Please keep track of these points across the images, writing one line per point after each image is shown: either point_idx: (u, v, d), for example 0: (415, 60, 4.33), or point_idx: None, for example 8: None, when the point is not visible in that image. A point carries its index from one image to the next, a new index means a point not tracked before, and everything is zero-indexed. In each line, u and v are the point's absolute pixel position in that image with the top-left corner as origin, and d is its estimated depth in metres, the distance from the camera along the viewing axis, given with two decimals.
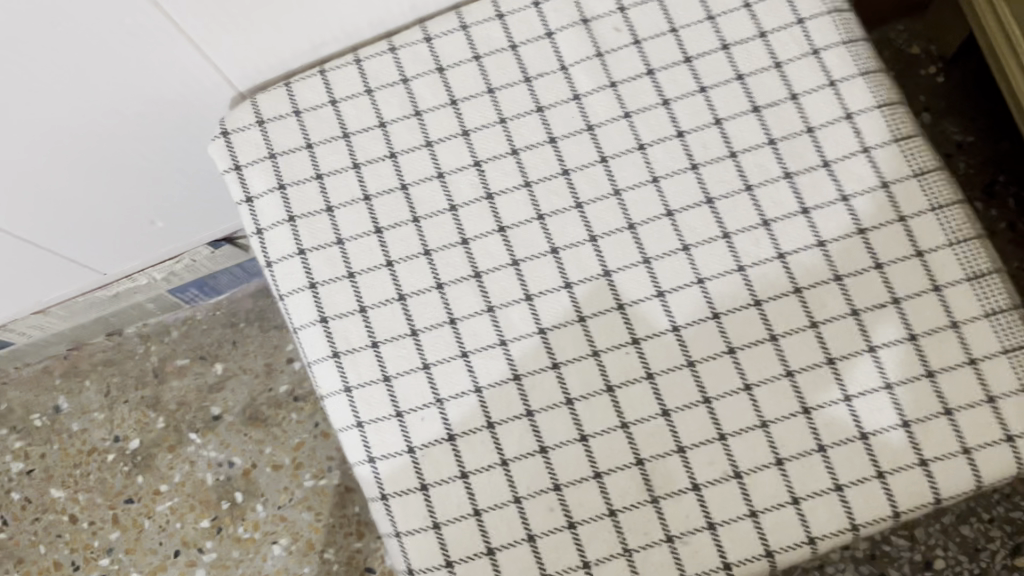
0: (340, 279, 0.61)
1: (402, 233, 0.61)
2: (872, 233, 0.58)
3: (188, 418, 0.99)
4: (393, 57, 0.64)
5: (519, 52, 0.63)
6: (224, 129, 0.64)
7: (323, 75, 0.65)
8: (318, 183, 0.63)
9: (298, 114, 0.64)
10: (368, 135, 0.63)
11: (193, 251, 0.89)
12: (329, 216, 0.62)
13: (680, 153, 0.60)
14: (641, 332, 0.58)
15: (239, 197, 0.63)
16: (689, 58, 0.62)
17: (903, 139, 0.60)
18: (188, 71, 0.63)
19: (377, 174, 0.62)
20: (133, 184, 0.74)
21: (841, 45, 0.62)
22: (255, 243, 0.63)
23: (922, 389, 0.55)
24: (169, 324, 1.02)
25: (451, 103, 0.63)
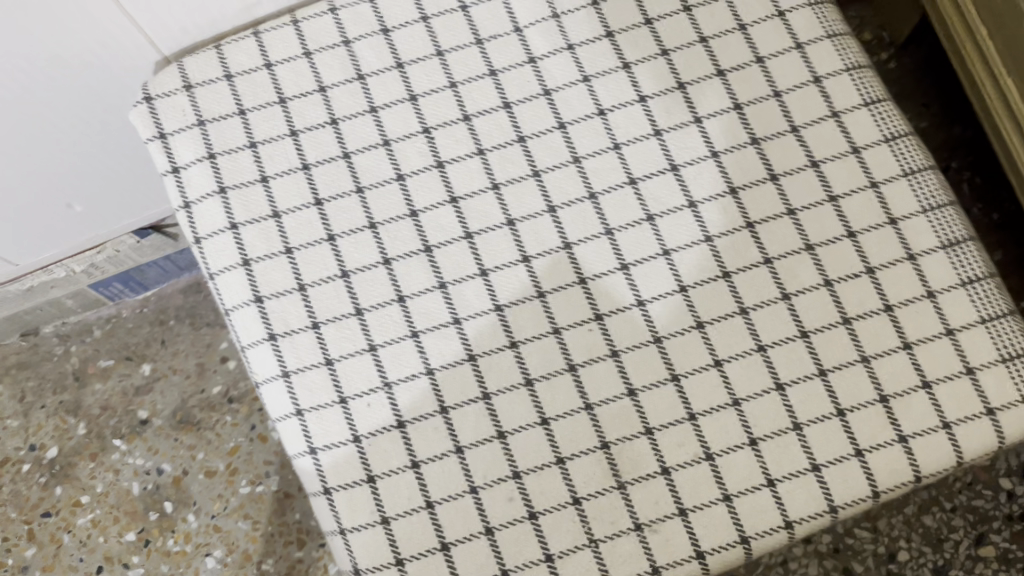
0: (276, 255, 0.56)
1: (344, 205, 0.56)
2: (843, 201, 0.55)
3: (111, 423, 0.92)
4: (334, 18, 0.60)
5: (469, 13, 0.59)
6: (147, 94, 0.59)
7: (257, 37, 0.60)
8: (252, 152, 0.57)
9: (229, 78, 0.59)
10: (307, 101, 0.58)
11: (116, 241, 0.83)
12: (263, 188, 0.57)
13: (642, 119, 0.57)
14: (604, 307, 0.54)
15: (163, 167, 0.58)
16: (650, 20, 0.59)
17: (872, 104, 0.57)
18: (107, 30, 0.58)
19: (317, 142, 0.57)
20: (47, 160, 0.68)
21: (806, 8, 0.59)
22: (182, 217, 0.57)
23: (899, 361, 0.53)
24: (91, 323, 0.95)
25: (397, 67, 0.59)
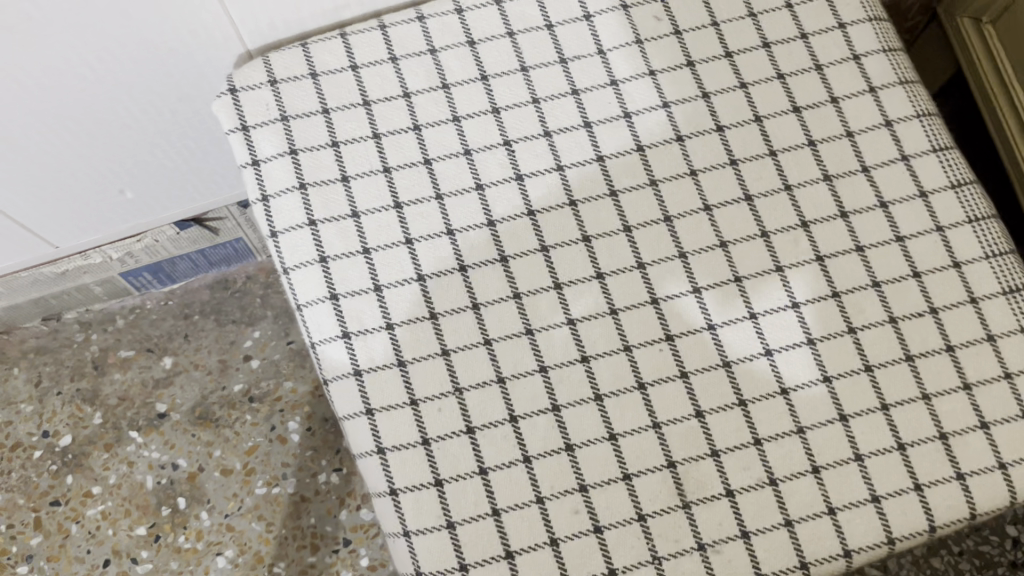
0: (353, 254, 0.56)
1: (424, 210, 0.57)
2: (910, 242, 0.57)
3: (128, 415, 0.91)
4: (421, 26, 0.61)
5: (555, 32, 0.61)
6: (231, 86, 0.59)
7: (344, 38, 0.60)
8: (334, 151, 0.58)
9: (314, 77, 0.59)
10: (391, 105, 0.59)
11: (157, 230, 0.82)
12: (344, 187, 0.57)
13: (719, 148, 0.59)
14: (675, 328, 0.55)
15: (244, 159, 0.58)
16: (729, 53, 0.60)
17: (940, 151, 0.60)
18: (199, 19, 0.58)
19: (398, 147, 0.58)
20: (110, 143, 0.68)
21: (881, 53, 0.62)
22: (259, 211, 0.58)
23: (959, 401, 0.54)
24: (114, 312, 0.93)
25: (482, 78, 0.60)
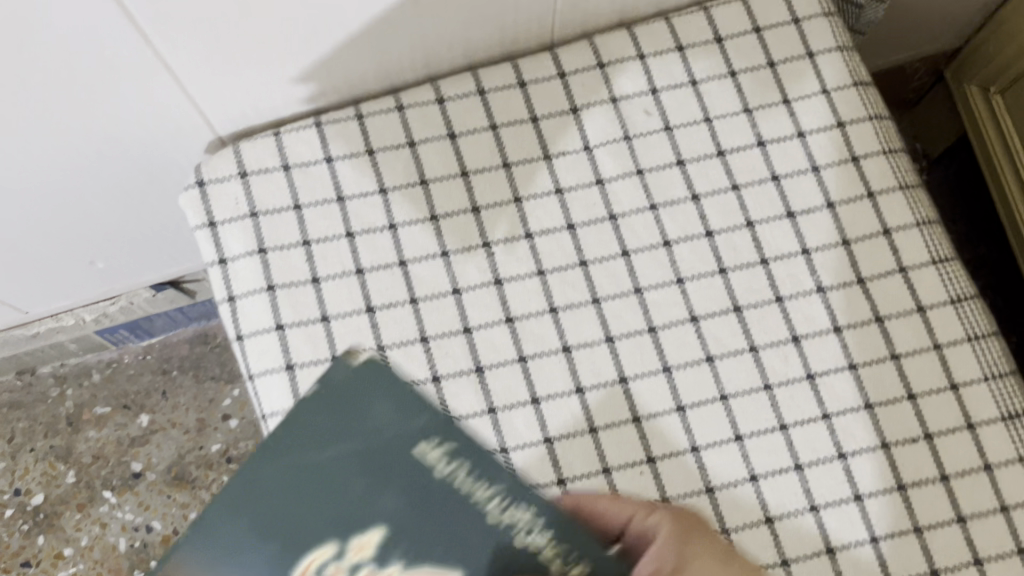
0: (321, 362, 0.54)
1: (397, 315, 0.55)
2: (905, 361, 0.54)
3: (103, 473, 0.88)
4: (401, 116, 0.58)
5: (539, 126, 0.58)
6: (199, 178, 0.56)
7: (319, 128, 0.58)
8: (304, 250, 0.55)
9: (286, 169, 0.57)
10: (366, 201, 0.56)
11: (132, 292, 0.80)
12: (314, 289, 0.55)
13: (708, 255, 0.56)
14: (657, 450, 0.53)
15: (211, 256, 0.56)
16: (722, 152, 0.57)
17: (940, 263, 0.56)
18: (165, 109, 0.55)
19: (373, 246, 0.56)
20: (80, 219, 0.66)
21: (882, 155, 0.58)
22: (225, 311, 0.55)
23: (952, 535, 0.51)
24: (90, 366, 0.91)
25: (462, 175, 0.57)
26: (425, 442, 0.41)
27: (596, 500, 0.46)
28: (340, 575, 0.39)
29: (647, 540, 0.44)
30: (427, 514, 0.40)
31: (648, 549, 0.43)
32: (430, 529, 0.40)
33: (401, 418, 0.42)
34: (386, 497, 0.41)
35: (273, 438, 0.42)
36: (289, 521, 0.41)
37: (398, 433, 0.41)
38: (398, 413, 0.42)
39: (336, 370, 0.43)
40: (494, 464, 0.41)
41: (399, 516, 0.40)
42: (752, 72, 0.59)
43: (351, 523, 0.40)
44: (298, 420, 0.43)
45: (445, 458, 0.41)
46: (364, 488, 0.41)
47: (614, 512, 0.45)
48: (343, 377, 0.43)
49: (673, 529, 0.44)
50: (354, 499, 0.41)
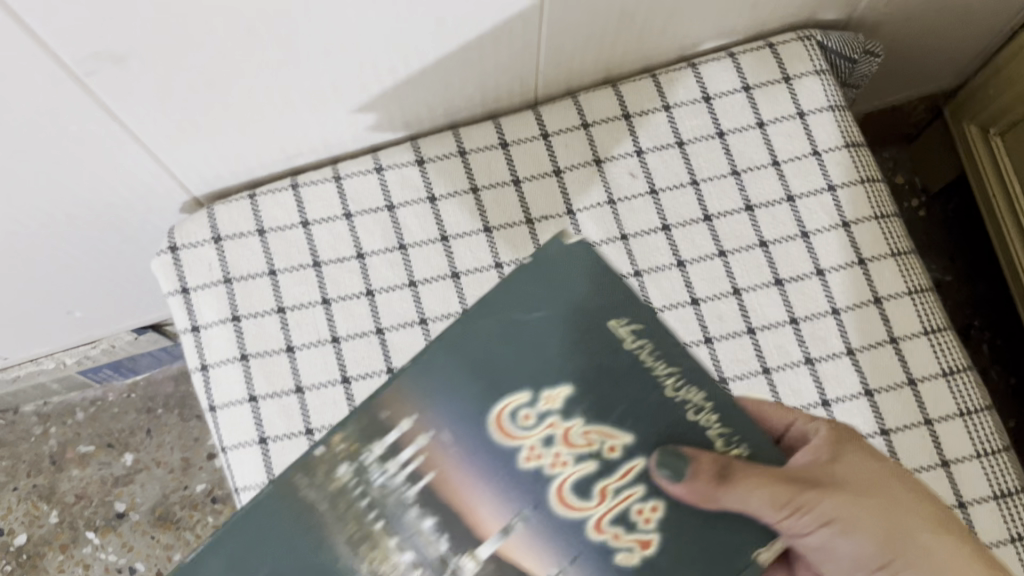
0: (295, 435, 0.53)
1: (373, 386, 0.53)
2: (896, 436, 0.52)
3: (86, 514, 0.87)
4: (379, 178, 0.56)
5: (522, 189, 0.56)
6: (172, 242, 0.55)
7: (295, 190, 0.56)
8: (279, 317, 0.54)
9: (261, 233, 0.55)
10: (343, 267, 0.55)
11: (114, 336, 0.79)
12: (288, 358, 0.54)
13: (694, 324, 0.54)
14: None
15: (184, 324, 0.54)
16: (709, 216, 0.56)
17: (933, 333, 0.54)
18: (136, 175, 0.53)
19: (349, 314, 0.54)
20: (55, 279, 0.63)
21: (874, 220, 0.56)
22: (198, 380, 0.54)
23: None
24: (75, 404, 0.90)
25: (442, 239, 0.55)
26: (615, 318, 0.36)
27: (761, 402, 0.47)
28: (534, 422, 0.35)
29: (802, 438, 0.45)
30: (625, 368, 0.36)
31: (809, 449, 0.43)
32: (637, 390, 0.36)
33: (593, 293, 0.36)
34: (587, 350, 0.36)
35: (486, 295, 0.36)
36: (492, 360, 0.35)
37: (586, 299, 0.36)
38: (598, 284, 0.36)
39: (548, 247, 0.37)
40: (675, 342, 0.36)
41: (592, 387, 0.35)
42: (741, 133, 0.57)
43: (547, 370, 0.35)
44: (508, 291, 0.36)
45: (631, 334, 0.36)
46: (561, 345, 0.36)
47: (772, 418, 0.46)
48: (558, 252, 0.37)
49: (831, 430, 0.44)
50: (563, 339, 0.36)
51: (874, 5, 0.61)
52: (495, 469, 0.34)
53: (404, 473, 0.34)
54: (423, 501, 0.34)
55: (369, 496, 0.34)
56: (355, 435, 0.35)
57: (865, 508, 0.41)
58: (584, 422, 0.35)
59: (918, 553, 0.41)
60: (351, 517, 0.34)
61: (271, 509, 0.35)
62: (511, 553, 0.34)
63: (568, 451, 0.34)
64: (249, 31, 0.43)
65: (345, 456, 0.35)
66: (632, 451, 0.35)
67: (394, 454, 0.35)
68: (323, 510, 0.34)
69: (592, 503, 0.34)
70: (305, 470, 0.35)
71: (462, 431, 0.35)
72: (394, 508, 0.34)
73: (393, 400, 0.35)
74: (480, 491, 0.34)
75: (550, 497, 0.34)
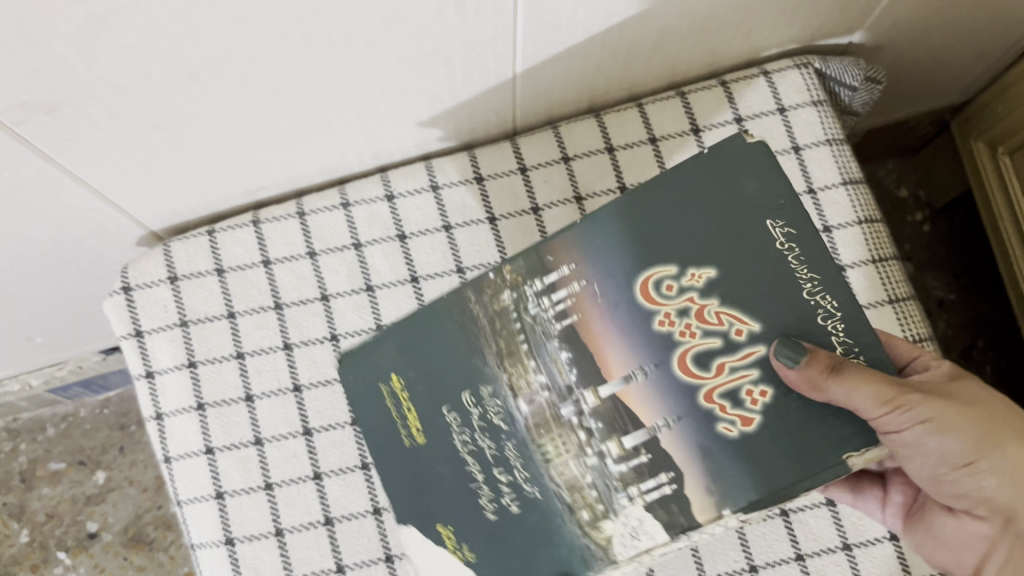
0: (253, 490, 0.50)
1: (336, 439, 0.51)
2: None
3: (57, 534, 0.85)
4: (346, 214, 0.53)
5: (497, 227, 0.53)
6: (126, 282, 0.52)
7: (256, 227, 0.53)
8: (237, 363, 0.51)
9: (219, 273, 0.52)
10: (306, 310, 0.52)
11: (80, 357, 0.76)
12: (247, 408, 0.51)
13: None
14: None
15: (138, 369, 0.51)
16: None
17: None
18: (86, 214, 0.50)
19: (312, 361, 0.51)
20: (11, 312, 0.60)
21: (871, 264, 0.52)
22: (152, 430, 0.51)
23: None
24: (46, 420, 0.87)
25: (411, 280, 0.52)
26: (771, 218, 0.36)
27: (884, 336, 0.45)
28: (670, 293, 0.36)
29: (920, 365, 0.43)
30: (766, 262, 0.35)
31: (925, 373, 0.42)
32: (768, 280, 0.35)
33: (764, 194, 0.36)
34: (739, 239, 0.36)
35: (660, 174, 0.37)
36: (646, 222, 0.37)
37: (753, 193, 0.36)
38: (764, 189, 0.36)
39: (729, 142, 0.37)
40: (822, 250, 0.35)
41: (735, 269, 0.35)
42: None
43: (700, 247, 0.36)
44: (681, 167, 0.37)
45: (782, 238, 0.35)
46: (716, 223, 0.36)
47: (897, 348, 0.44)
48: (733, 152, 0.36)
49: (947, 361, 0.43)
50: (713, 220, 0.36)
51: (876, 30, 0.57)
52: (630, 328, 0.36)
53: (555, 309, 0.37)
54: (565, 340, 0.37)
55: (518, 322, 0.38)
56: (524, 265, 0.38)
57: (970, 418, 0.40)
58: (722, 300, 0.35)
59: (1005, 457, 0.40)
60: (502, 338, 0.38)
61: (444, 314, 0.40)
62: (627, 399, 0.35)
63: (700, 325, 0.35)
64: (193, 76, 0.40)
65: (512, 281, 0.38)
66: (761, 337, 0.35)
67: (551, 292, 0.37)
68: (483, 324, 0.39)
69: (711, 379, 0.35)
70: (475, 288, 0.39)
71: (610, 284, 0.37)
72: (539, 338, 0.37)
73: (560, 249, 0.38)
74: (611, 347, 0.36)
75: (673, 365, 0.35)
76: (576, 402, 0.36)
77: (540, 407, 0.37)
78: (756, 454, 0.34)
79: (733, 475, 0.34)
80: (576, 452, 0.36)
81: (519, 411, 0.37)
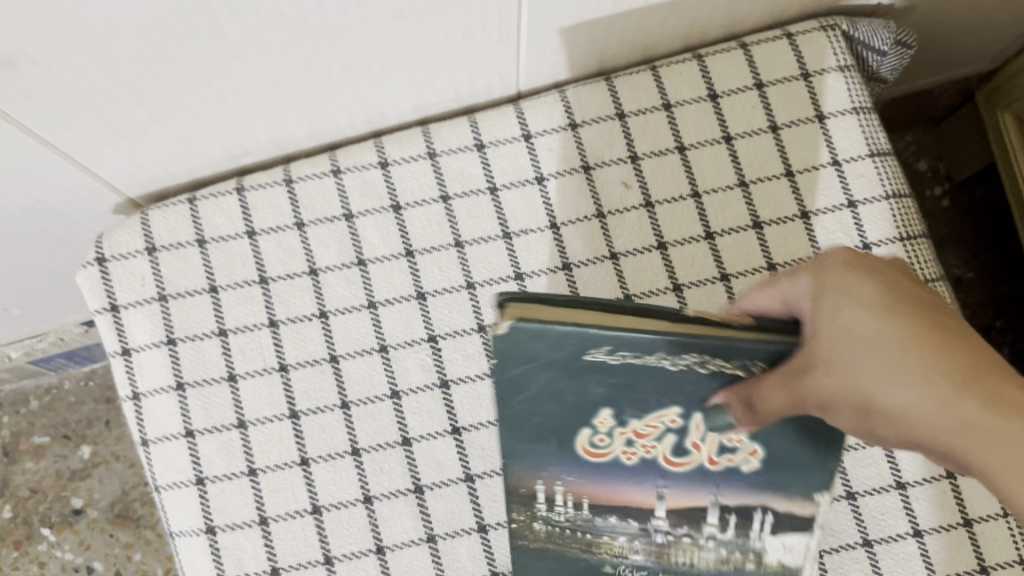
0: (236, 476, 0.47)
1: (325, 422, 0.48)
2: (913, 491, 0.47)
3: (41, 510, 0.82)
4: (336, 182, 0.49)
5: (499, 198, 0.49)
6: (100, 253, 0.48)
7: (240, 195, 0.49)
8: (220, 341, 0.48)
9: (201, 244, 0.49)
10: (293, 285, 0.48)
11: (61, 328, 0.72)
12: (230, 388, 0.48)
13: None
14: None
15: (113, 346, 0.48)
16: (712, 234, 0.49)
17: None
18: (54, 179, 0.46)
19: (300, 339, 0.48)
20: None
21: (899, 242, 0.49)
22: (129, 410, 0.48)
23: None
24: (29, 392, 0.84)
25: (406, 254, 0.49)
26: (591, 351, 0.34)
27: (751, 291, 0.36)
28: (617, 440, 0.37)
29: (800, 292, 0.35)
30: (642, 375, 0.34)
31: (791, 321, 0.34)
32: (653, 380, 0.35)
33: (568, 345, 0.34)
34: (584, 381, 0.35)
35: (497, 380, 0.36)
36: (534, 412, 0.37)
37: (564, 351, 0.34)
38: (557, 343, 0.34)
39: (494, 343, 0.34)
40: (645, 344, 0.33)
41: (624, 395, 0.36)
42: (750, 138, 0.50)
43: (577, 407, 0.37)
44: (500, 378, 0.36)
45: (614, 355, 0.34)
46: (572, 382, 0.35)
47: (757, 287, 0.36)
48: (514, 342, 0.34)
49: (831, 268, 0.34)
50: (571, 375, 0.35)
51: None
52: (618, 478, 0.39)
53: (569, 507, 0.41)
54: (596, 511, 0.41)
55: (562, 529, 0.42)
56: (520, 507, 0.41)
57: (835, 385, 0.32)
58: (636, 417, 0.36)
59: (898, 411, 0.31)
60: (575, 540, 0.42)
61: (524, 559, 0.43)
62: (678, 502, 0.40)
63: (648, 440, 0.37)
64: (164, 29, 0.36)
65: (531, 519, 0.42)
66: (688, 414, 0.36)
67: (556, 501, 0.41)
68: (553, 548, 0.42)
69: (695, 457, 0.37)
70: (518, 535, 0.42)
71: (574, 469, 0.39)
72: (591, 525, 0.41)
73: (519, 479, 0.40)
74: (624, 492, 0.40)
75: (665, 470, 0.38)
76: (658, 531, 0.41)
77: (642, 547, 0.42)
78: (784, 460, 0.38)
79: (796, 484, 0.38)
80: (697, 544, 0.41)
81: (640, 556, 0.42)
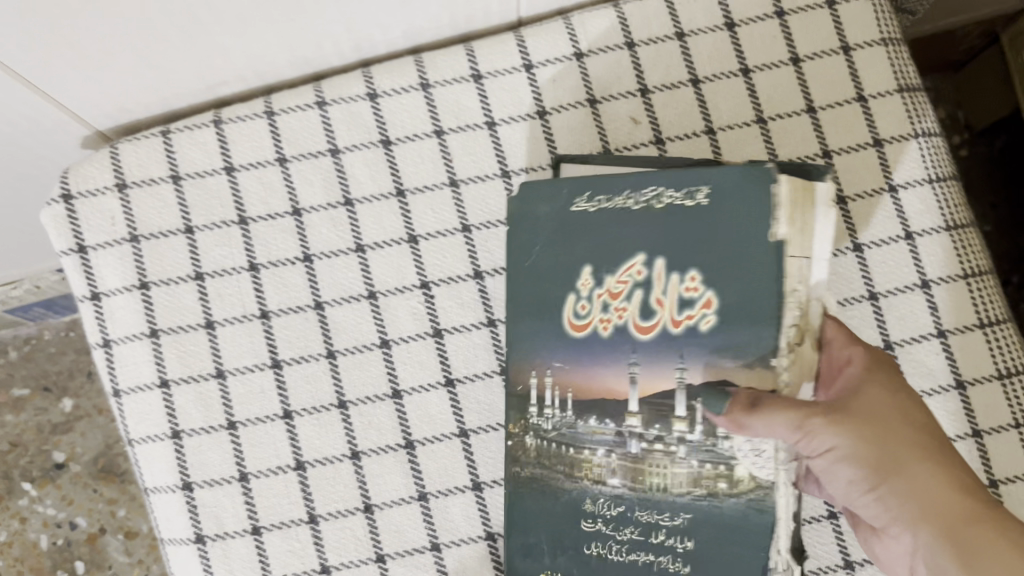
0: (214, 430, 0.44)
1: (309, 373, 0.44)
2: None
3: (22, 464, 0.80)
4: (321, 115, 0.46)
5: (497, 133, 0.46)
6: (66, 190, 0.45)
7: (217, 127, 0.45)
8: (196, 286, 0.45)
9: (175, 180, 0.45)
10: (275, 226, 0.45)
11: (37, 275, 0.69)
12: (207, 336, 0.44)
13: None
14: None
15: (82, 291, 0.45)
16: None
17: (990, 327, 0.45)
18: (12, 107, 0.42)
19: (282, 284, 0.45)
20: None
21: (927, 184, 0.45)
22: (100, 359, 0.45)
23: None
24: (7, 342, 0.81)
25: (397, 194, 0.45)
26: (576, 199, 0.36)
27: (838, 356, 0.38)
28: (601, 304, 0.35)
29: (838, 367, 0.38)
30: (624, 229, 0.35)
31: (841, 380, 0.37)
32: (614, 233, 0.35)
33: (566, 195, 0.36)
34: (571, 248, 0.36)
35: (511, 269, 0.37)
36: (529, 294, 0.37)
37: (557, 208, 0.36)
38: (548, 195, 0.37)
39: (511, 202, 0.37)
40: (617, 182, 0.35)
41: (600, 254, 0.35)
42: (769, 71, 0.46)
43: (556, 277, 0.36)
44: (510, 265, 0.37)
45: (593, 198, 0.36)
46: (564, 244, 0.36)
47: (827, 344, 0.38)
48: (526, 202, 0.37)
49: (864, 369, 0.37)
50: (573, 247, 0.36)
51: None
52: (596, 352, 0.35)
53: (556, 408, 0.36)
54: (579, 412, 0.35)
55: (552, 443, 0.36)
56: (513, 411, 0.37)
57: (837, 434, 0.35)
58: (610, 272, 0.35)
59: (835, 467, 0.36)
60: (559, 460, 0.36)
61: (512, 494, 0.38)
62: (653, 385, 0.34)
63: (620, 297, 0.35)
64: None
65: (522, 427, 0.37)
66: (651, 258, 0.34)
67: (542, 402, 0.36)
68: (540, 474, 0.37)
69: (662, 318, 0.34)
70: (513, 458, 0.37)
71: (560, 356, 0.36)
72: (575, 435, 0.36)
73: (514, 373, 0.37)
74: (597, 374, 0.35)
75: (634, 340, 0.34)
76: (634, 438, 0.35)
77: (618, 464, 0.35)
78: (740, 314, 0.33)
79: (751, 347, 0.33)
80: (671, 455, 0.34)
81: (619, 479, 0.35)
